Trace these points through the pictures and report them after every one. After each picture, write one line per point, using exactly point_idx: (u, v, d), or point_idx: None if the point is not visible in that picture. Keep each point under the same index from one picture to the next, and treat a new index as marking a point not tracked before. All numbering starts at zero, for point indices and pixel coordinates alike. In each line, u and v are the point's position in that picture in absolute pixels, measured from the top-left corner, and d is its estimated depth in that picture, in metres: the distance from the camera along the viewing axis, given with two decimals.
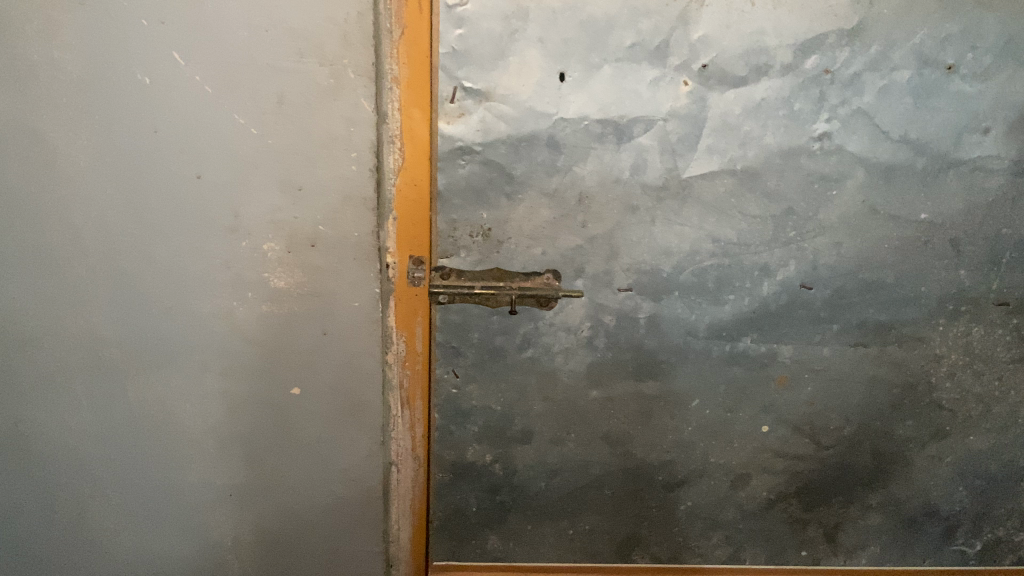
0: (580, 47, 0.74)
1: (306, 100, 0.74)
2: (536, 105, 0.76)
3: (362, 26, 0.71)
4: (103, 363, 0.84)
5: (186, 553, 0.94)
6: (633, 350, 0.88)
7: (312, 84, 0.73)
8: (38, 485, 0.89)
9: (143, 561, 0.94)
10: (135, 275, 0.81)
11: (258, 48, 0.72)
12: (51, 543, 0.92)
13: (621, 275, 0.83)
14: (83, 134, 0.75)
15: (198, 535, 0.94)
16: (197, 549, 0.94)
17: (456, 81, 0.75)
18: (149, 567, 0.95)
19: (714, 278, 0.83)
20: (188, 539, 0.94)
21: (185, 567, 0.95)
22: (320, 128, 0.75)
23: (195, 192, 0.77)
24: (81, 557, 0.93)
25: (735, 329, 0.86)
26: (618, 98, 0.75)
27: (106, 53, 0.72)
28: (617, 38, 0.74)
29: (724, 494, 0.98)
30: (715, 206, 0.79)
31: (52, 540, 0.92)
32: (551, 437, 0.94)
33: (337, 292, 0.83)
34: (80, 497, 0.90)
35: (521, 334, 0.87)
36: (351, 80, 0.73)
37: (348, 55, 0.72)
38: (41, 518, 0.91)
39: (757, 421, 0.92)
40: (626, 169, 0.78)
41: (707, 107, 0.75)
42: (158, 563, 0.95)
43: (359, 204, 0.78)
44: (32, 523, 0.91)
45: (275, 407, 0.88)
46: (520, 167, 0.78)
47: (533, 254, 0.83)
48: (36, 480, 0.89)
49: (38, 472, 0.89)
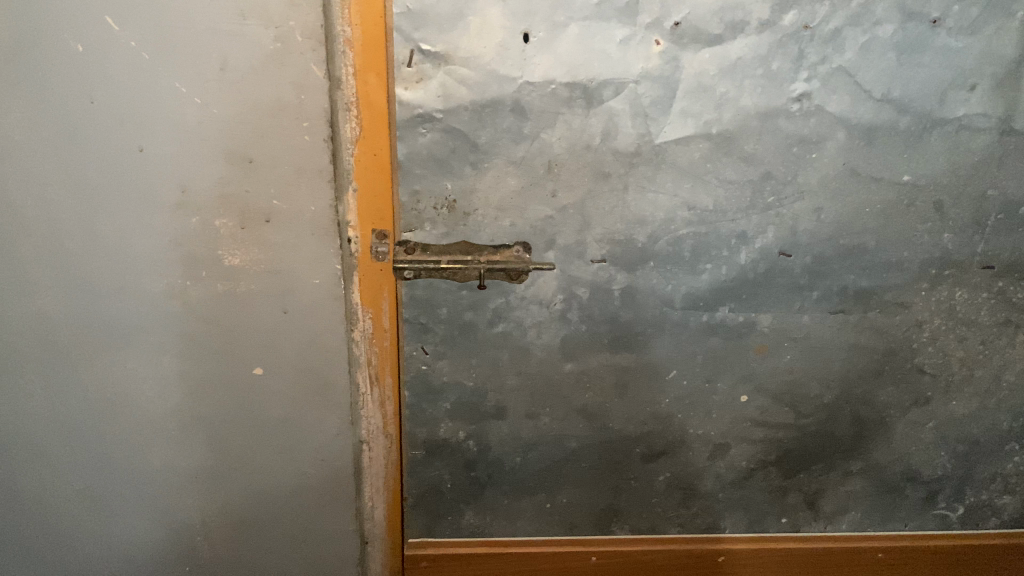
0: (542, 4, 0.67)
1: (250, 66, 0.68)
2: (499, 68, 0.70)
3: None
4: (53, 345, 0.82)
5: (152, 537, 0.93)
6: (608, 322, 0.84)
7: (254, 47, 0.68)
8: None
9: (106, 546, 0.93)
10: (80, 255, 0.77)
11: (196, 8, 0.66)
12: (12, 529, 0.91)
13: (594, 246, 0.79)
14: (14, 106, 0.70)
15: (165, 517, 0.92)
16: (164, 532, 0.93)
17: (413, 44, 0.69)
18: (113, 553, 0.93)
19: (690, 248, 0.79)
20: (154, 521, 0.92)
21: (152, 550, 0.94)
22: (267, 95, 0.70)
23: (140, 165, 0.73)
24: (44, 543, 0.92)
25: (712, 299, 0.83)
26: (585, 59, 0.69)
27: (31, 19, 0.66)
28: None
29: (703, 464, 0.96)
30: (690, 172, 0.75)
31: (9, 524, 0.91)
32: (525, 411, 0.92)
33: (296, 269, 0.79)
34: (40, 482, 0.89)
35: (491, 308, 0.84)
36: (298, 44, 0.68)
37: (295, 17, 0.66)
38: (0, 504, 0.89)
39: (736, 390, 0.90)
40: (596, 134, 0.73)
41: (680, 68, 0.69)
42: (123, 549, 0.93)
43: (314, 176, 0.74)
44: None
45: (236, 388, 0.87)
46: (485, 134, 0.73)
47: (502, 225, 0.79)
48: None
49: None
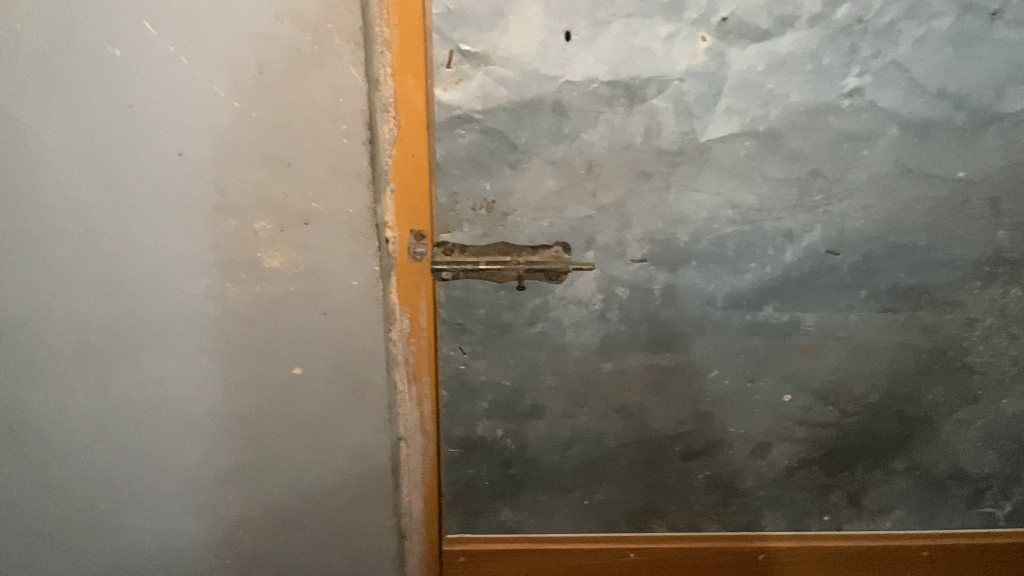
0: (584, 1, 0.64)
1: (286, 68, 0.67)
2: (540, 68, 0.68)
3: None
4: (93, 346, 0.83)
5: (192, 530, 0.95)
6: (648, 322, 0.83)
7: (291, 49, 0.66)
8: (42, 463, 0.90)
9: (149, 537, 0.96)
10: (119, 258, 0.78)
11: (231, 11, 0.65)
12: (60, 517, 0.94)
13: (634, 246, 0.78)
14: (52, 111, 0.70)
15: (205, 511, 0.94)
16: (204, 526, 0.95)
17: (452, 44, 0.68)
18: (156, 544, 0.96)
19: (734, 247, 0.77)
20: (195, 515, 0.94)
21: (193, 543, 0.96)
22: (304, 98, 0.69)
23: (177, 168, 0.73)
24: (91, 532, 0.95)
25: (755, 298, 0.81)
26: (628, 57, 0.67)
27: (67, 24, 0.66)
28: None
29: (744, 463, 0.95)
30: (735, 170, 0.73)
31: (57, 514, 0.94)
32: (563, 410, 0.91)
33: (333, 270, 0.79)
34: (85, 475, 0.91)
35: (529, 308, 0.83)
36: (336, 46, 0.66)
37: (332, 18, 0.64)
38: (47, 495, 0.92)
39: (779, 390, 0.88)
40: (638, 133, 0.71)
41: (726, 64, 0.67)
42: (164, 540, 0.96)
43: (352, 178, 0.73)
44: (39, 500, 0.93)
45: (276, 387, 0.87)
46: (524, 135, 0.72)
47: (540, 226, 0.77)
48: (37, 459, 0.90)
49: (38, 451, 0.89)
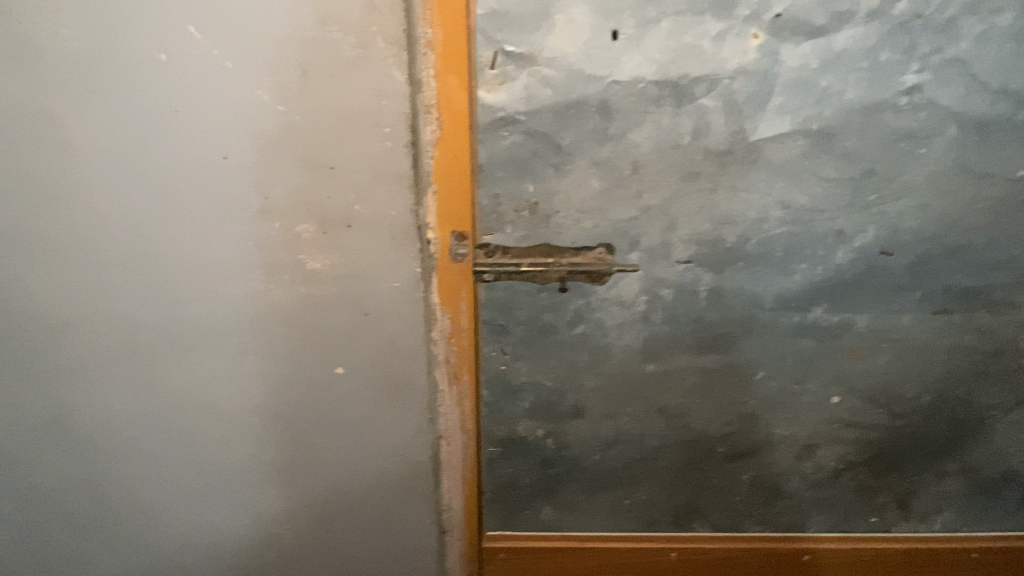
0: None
1: (329, 72, 0.67)
2: (586, 68, 0.66)
3: None
4: (139, 346, 0.84)
5: (235, 526, 0.97)
6: (693, 324, 0.82)
7: (335, 52, 0.66)
8: (89, 459, 0.92)
9: (193, 532, 0.97)
10: (163, 260, 0.78)
11: (273, 15, 0.64)
12: (106, 512, 0.96)
13: (680, 247, 0.76)
14: (98, 116, 0.71)
15: (248, 508, 0.96)
16: (246, 522, 0.97)
17: (496, 45, 0.67)
18: (201, 539, 0.98)
19: (783, 248, 0.75)
20: (237, 511, 0.96)
21: (238, 538, 0.98)
22: (347, 102, 0.69)
23: (221, 172, 0.73)
24: (136, 527, 0.97)
25: (805, 299, 0.79)
26: (678, 56, 0.65)
27: (112, 29, 0.66)
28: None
29: (789, 465, 0.93)
30: (786, 170, 0.71)
31: (103, 509, 0.96)
32: (604, 411, 0.90)
33: (375, 273, 0.79)
34: (130, 472, 0.93)
35: (571, 310, 0.82)
36: (381, 49, 0.65)
37: (376, 23, 0.64)
38: (94, 490, 0.94)
39: (827, 392, 0.86)
40: (686, 133, 0.69)
41: (779, 62, 0.65)
42: (208, 535, 0.97)
43: (394, 181, 0.73)
44: (86, 495, 0.95)
45: (318, 386, 0.88)
46: (568, 136, 0.70)
47: (584, 227, 0.76)
48: (86, 456, 0.92)
49: (88, 448, 0.91)
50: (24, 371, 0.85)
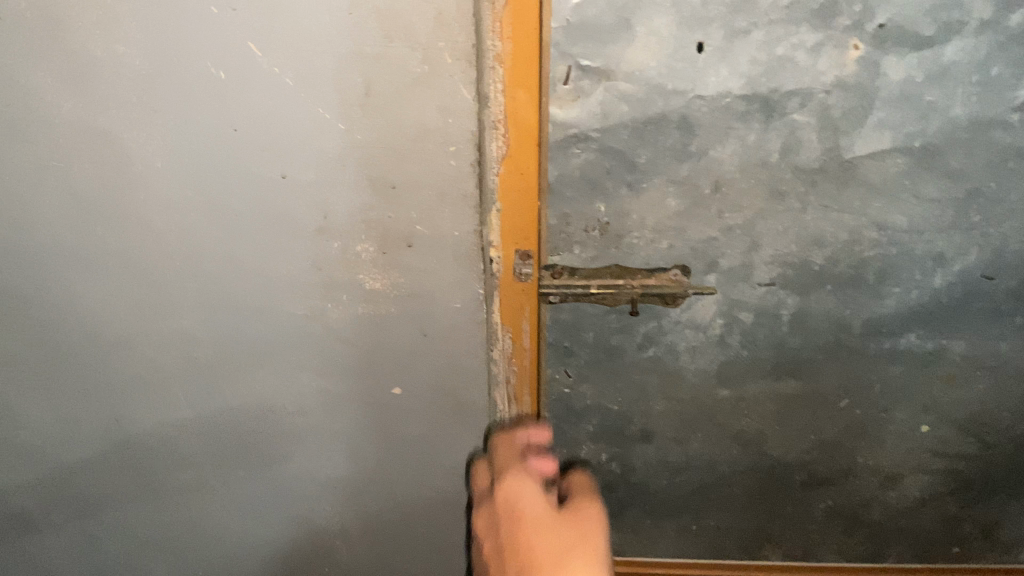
0: (719, 9, 0.58)
1: (393, 90, 0.64)
2: (667, 82, 0.62)
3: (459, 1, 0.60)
4: (198, 363, 0.84)
5: (291, 536, 0.98)
6: (772, 348, 0.77)
7: (400, 68, 0.63)
8: (147, 471, 0.92)
9: (250, 541, 0.98)
10: (222, 278, 0.77)
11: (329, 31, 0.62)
12: (165, 521, 0.97)
13: (763, 269, 0.71)
14: (156, 135, 0.69)
15: (305, 521, 0.97)
16: (303, 533, 0.98)
17: (571, 59, 0.62)
18: (260, 548, 0.99)
19: (876, 271, 0.70)
20: (294, 523, 0.97)
21: (296, 548, 0.99)
22: (412, 120, 0.66)
23: (280, 191, 0.71)
24: (195, 536, 0.98)
25: (897, 325, 0.73)
26: (768, 69, 0.60)
27: (169, 46, 0.64)
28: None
29: (870, 494, 0.88)
30: (882, 189, 0.65)
31: (163, 518, 0.97)
32: (674, 435, 0.86)
33: (435, 293, 0.77)
34: (188, 484, 0.94)
35: (641, 332, 0.77)
36: (448, 65, 0.63)
37: (444, 37, 0.61)
38: (153, 501, 0.95)
39: (915, 420, 0.81)
40: (774, 150, 0.64)
41: (879, 75, 0.60)
42: (265, 545, 0.99)
43: (458, 200, 0.70)
44: (145, 505, 0.95)
45: (377, 405, 0.87)
46: (646, 153, 0.66)
47: (658, 248, 0.71)
48: (146, 469, 0.92)
49: (146, 460, 0.91)
50: (86, 385, 0.85)
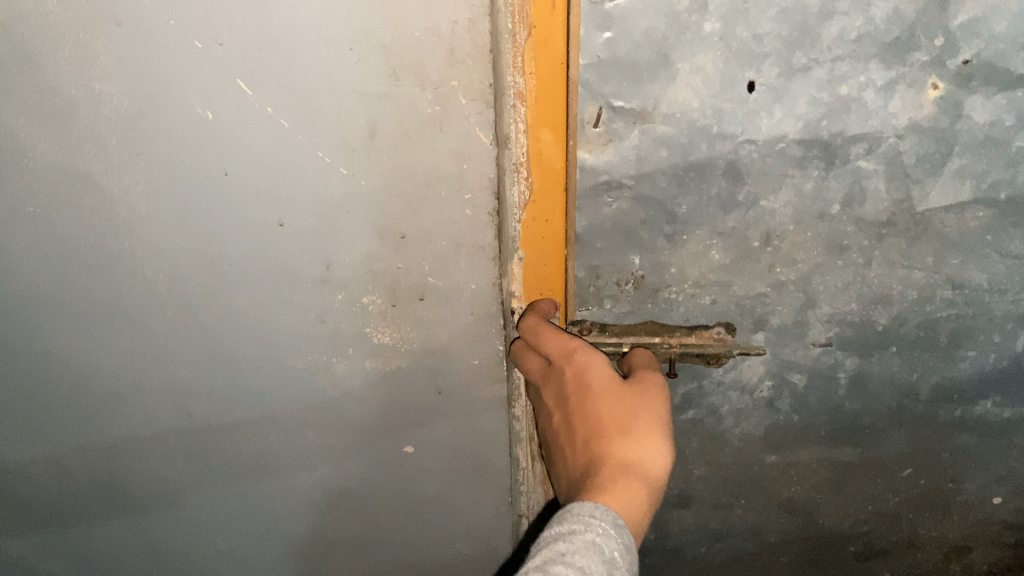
0: (775, 43, 0.50)
1: (401, 130, 0.59)
2: (713, 125, 0.54)
3: (473, 37, 0.54)
4: (193, 417, 0.78)
5: None
6: (828, 412, 0.70)
7: (408, 109, 0.58)
8: (142, 527, 0.86)
9: None
10: (218, 330, 0.71)
11: (336, 68, 0.56)
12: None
13: (818, 328, 0.64)
14: (141, 178, 0.63)
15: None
16: None
17: (603, 99, 0.54)
18: None
19: (949, 332, 0.63)
20: None
21: None
22: (424, 165, 0.60)
23: (277, 239, 0.65)
24: None
25: (972, 390, 0.67)
26: (832, 111, 0.52)
27: (152, 84, 0.58)
28: (834, 28, 0.49)
29: (933, 566, 0.83)
30: (960, 245, 0.59)
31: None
32: (715, 502, 0.78)
33: (450, 348, 0.72)
34: (186, 541, 0.88)
35: (680, 393, 0.69)
36: (461, 105, 0.58)
37: (458, 75, 0.56)
38: (148, 558, 0.89)
39: (988, 490, 0.75)
40: (835, 200, 0.57)
41: (961, 117, 0.52)
42: None
43: (473, 251, 0.65)
44: (140, 562, 0.89)
45: (390, 464, 0.82)
46: (687, 202, 0.58)
47: (700, 304, 0.64)
48: (141, 525, 0.86)
49: (141, 515, 0.85)
50: (73, 439, 0.79)
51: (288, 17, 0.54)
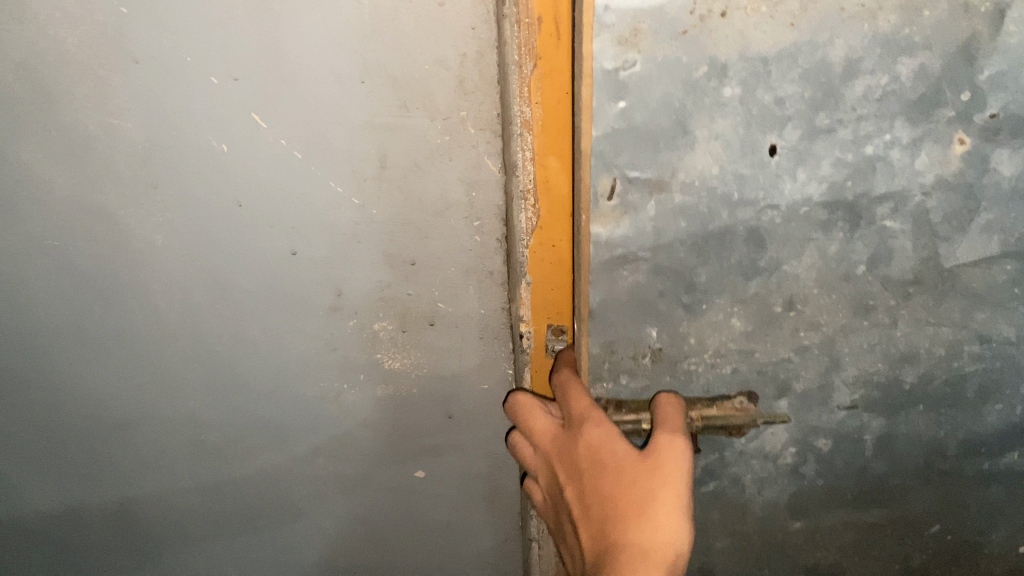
0: (796, 105, 0.50)
1: (413, 160, 0.59)
2: (734, 192, 0.53)
3: (482, 68, 0.55)
4: (206, 445, 0.78)
5: None
6: (854, 475, 0.68)
7: (418, 141, 0.59)
8: (152, 553, 0.86)
9: None
10: (229, 359, 0.71)
11: (346, 99, 0.57)
12: None
13: (844, 391, 0.63)
14: (154, 211, 0.63)
15: None
16: None
17: (616, 170, 0.52)
18: None
19: (976, 388, 0.63)
20: None
21: None
22: (432, 194, 0.61)
23: (289, 269, 0.65)
24: None
25: (998, 443, 0.66)
26: (858, 171, 0.53)
27: (167, 117, 0.58)
28: (858, 88, 0.50)
29: None
30: (990, 299, 0.59)
31: None
32: (738, 570, 0.75)
33: (460, 373, 0.72)
34: (197, 567, 0.88)
35: (700, 466, 0.68)
36: (470, 135, 0.58)
37: (467, 106, 0.57)
38: None
39: (1014, 542, 0.73)
40: (861, 261, 0.57)
41: (988, 170, 0.53)
42: None
43: (484, 276, 0.66)
44: None
45: (402, 490, 0.82)
46: (706, 272, 0.57)
47: (721, 373, 0.62)
48: (151, 552, 0.86)
49: (153, 542, 0.85)
50: (88, 465, 0.79)
51: (301, 52, 0.55)
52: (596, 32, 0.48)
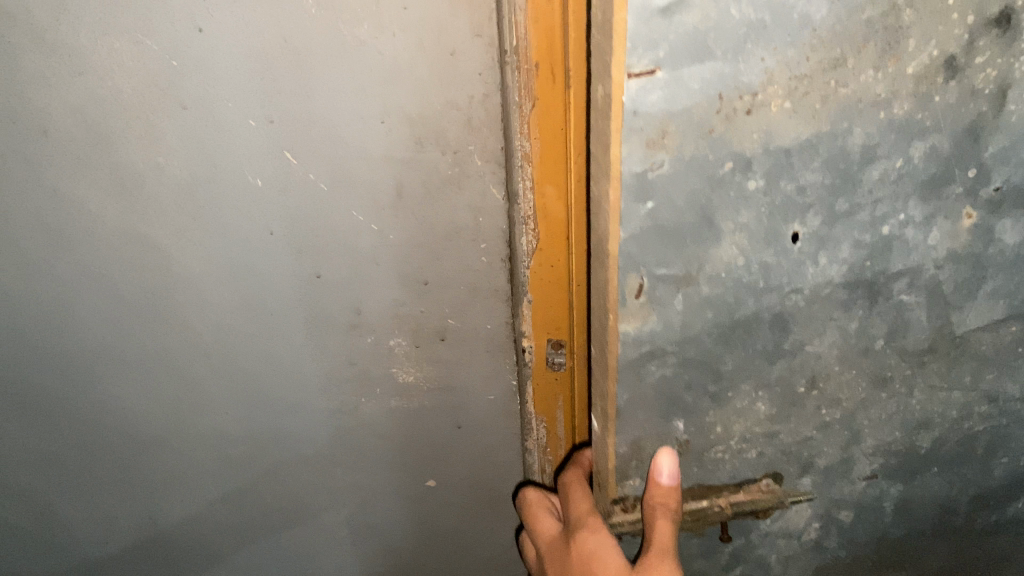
0: (818, 192, 0.54)
1: (426, 189, 0.64)
2: (764, 277, 0.57)
3: (488, 107, 0.61)
4: (231, 460, 0.81)
5: None
6: (874, 542, 0.73)
7: (431, 172, 0.63)
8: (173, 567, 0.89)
9: None
10: (255, 377, 0.75)
11: (367, 135, 0.61)
12: None
13: (864, 461, 0.68)
14: (193, 241, 0.66)
15: None
16: None
17: (643, 270, 0.55)
18: None
19: (985, 444, 0.68)
20: None
21: None
22: (444, 219, 0.66)
23: (314, 290, 0.69)
24: None
25: (1005, 497, 0.72)
26: (878, 251, 0.57)
27: (208, 155, 0.62)
28: (875, 172, 0.54)
29: None
30: (998, 359, 0.64)
31: None
32: None
33: (470, 387, 0.77)
34: None
35: (728, 552, 0.73)
36: (477, 166, 0.63)
37: (476, 141, 0.62)
38: None
39: None
40: (878, 336, 0.61)
41: (993, 241, 0.58)
42: None
43: (487, 296, 0.71)
44: None
45: (409, 499, 0.85)
46: (732, 359, 0.61)
47: (747, 458, 0.66)
48: (174, 568, 0.89)
49: (175, 557, 0.88)
50: (115, 479, 0.82)
51: (331, 93, 0.59)
52: (625, 138, 0.49)
